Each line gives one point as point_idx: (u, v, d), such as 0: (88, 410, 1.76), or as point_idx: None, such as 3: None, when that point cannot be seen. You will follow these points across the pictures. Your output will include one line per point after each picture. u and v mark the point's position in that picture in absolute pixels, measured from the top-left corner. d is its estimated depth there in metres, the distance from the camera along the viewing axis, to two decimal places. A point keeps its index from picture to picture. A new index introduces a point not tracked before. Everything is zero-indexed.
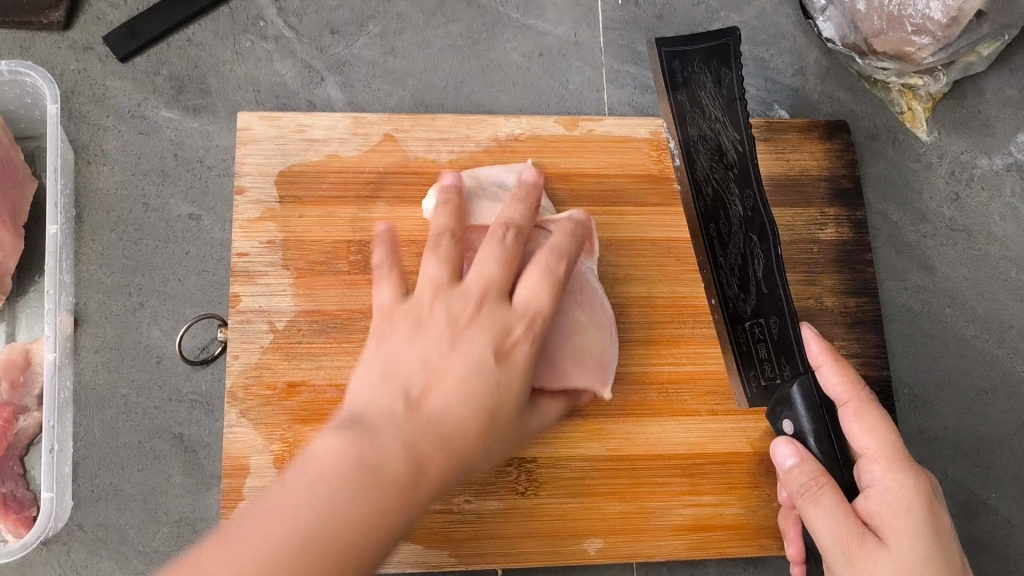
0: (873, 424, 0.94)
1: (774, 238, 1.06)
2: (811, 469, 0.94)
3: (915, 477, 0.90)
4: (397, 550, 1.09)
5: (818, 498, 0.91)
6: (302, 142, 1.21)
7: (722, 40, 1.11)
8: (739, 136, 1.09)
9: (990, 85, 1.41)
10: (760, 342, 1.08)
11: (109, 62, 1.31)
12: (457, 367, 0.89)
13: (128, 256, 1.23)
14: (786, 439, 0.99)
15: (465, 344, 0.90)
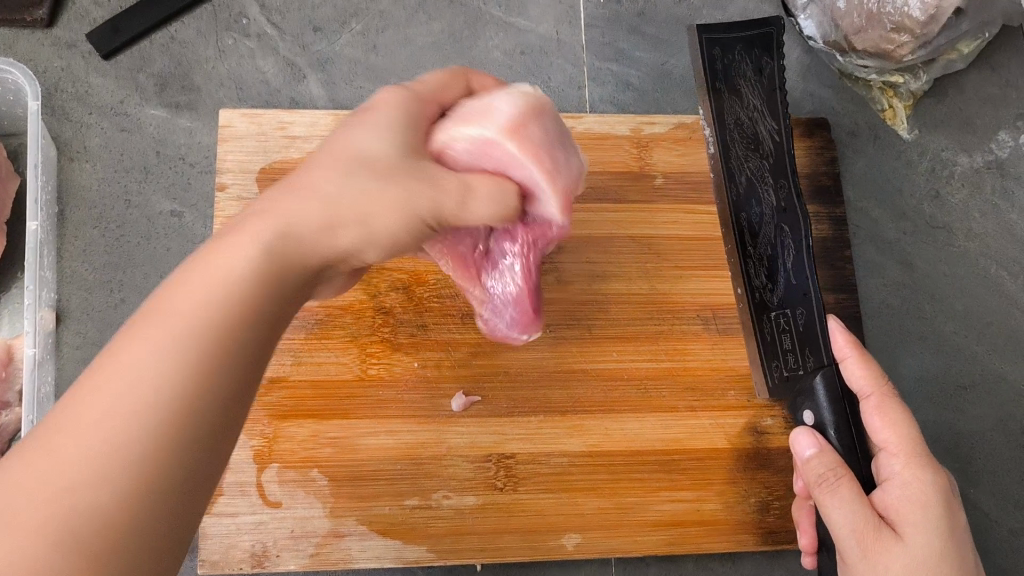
0: (895, 418, 0.95)
1: (806, 227, 1.11)
2: (829, 460, 0.94)
3: (934, 473, 0.91)
4: (376, 544, 1.10)
5: (836, 490, 0.91)
6: (284, 139, 1.22)
7: (764, 31, 1.15)
8: (777, 126, 1.13)
9: (971, 82, 1.42)
10: (785, 333, 1.13)
11: (92, 59, 1.31)
12: (365, 147, 0.82)
13: (111, 253, 1.23)
14: (807, 430, 0.99)
15: (372, 129, 0.84)
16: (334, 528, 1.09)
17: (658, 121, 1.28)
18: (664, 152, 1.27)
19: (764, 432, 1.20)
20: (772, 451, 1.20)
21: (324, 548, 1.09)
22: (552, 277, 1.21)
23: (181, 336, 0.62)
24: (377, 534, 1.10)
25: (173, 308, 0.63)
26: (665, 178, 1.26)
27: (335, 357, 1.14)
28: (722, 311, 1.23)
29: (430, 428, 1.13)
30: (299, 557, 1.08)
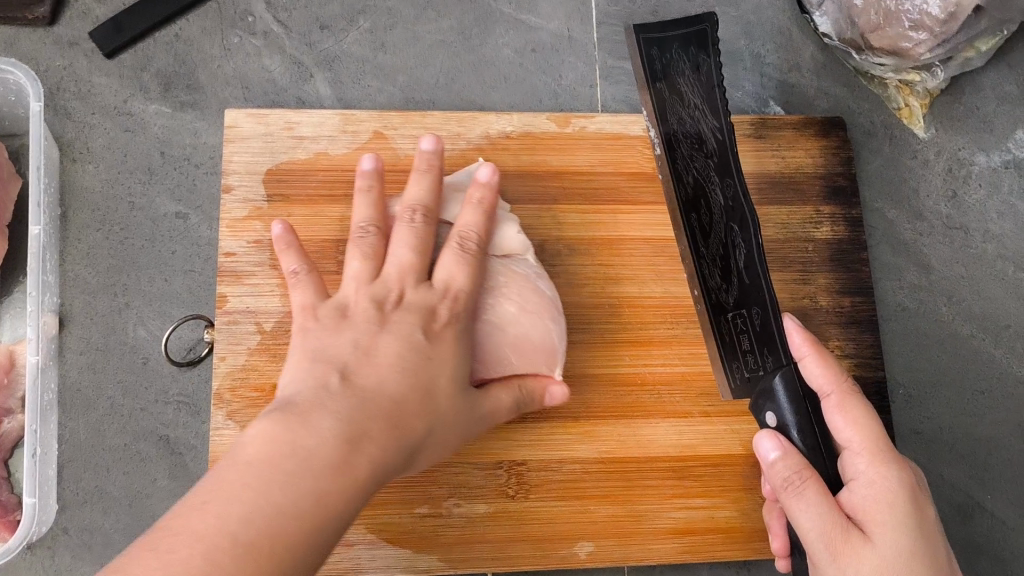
0: (857, 414, 0.93)
1: (755, 228, 1.00)
2: (794, 463, 0.91)
3: (898, 469, 0.89)
4: (386, 554, 1.08)
5: (803, 493, 0.89)
6: (290, 140, 1.20)
7: (700, 26, 1.04)
8: (719, 124, 1.03)
9: (988, 80, 1.39)
10: (743, 333, 1.05)
11: (95, 58, 1.29)
12: (377, 351, 0.90)
13: (114, 256, 1.21)
14: (769, 433, 0.96)
15: (391, 333, 0.92)
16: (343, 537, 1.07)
17: None
18: None
19: None
20: None
21: (333, 557, 1.06)
22: (563, 280, 1.18)
23: (232, 513, 0.68)
24: (387, 543, 1.08)
25: (232, 472, 0.73)
26: None
27: None
28: None
29: None
30: None
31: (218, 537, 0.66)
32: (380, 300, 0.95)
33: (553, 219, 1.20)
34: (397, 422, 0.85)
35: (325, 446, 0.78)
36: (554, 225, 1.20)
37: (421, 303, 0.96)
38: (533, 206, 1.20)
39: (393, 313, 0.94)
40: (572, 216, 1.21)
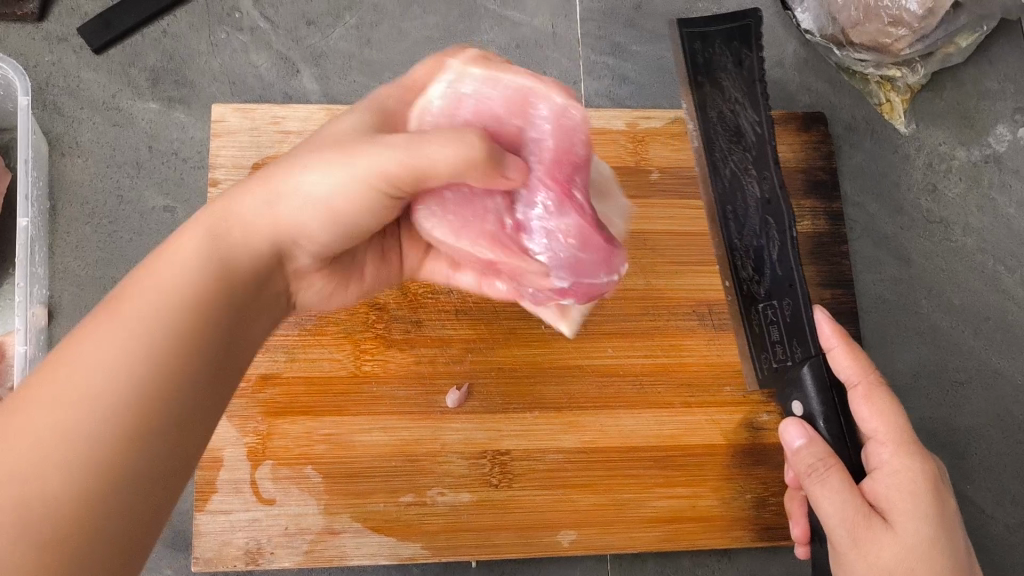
0: (884, 406, 0.94)
1: (792, 221, 1.05)
2: (819, 451, 0.94)
3: (922, 459, 0.91)
4: (371, 542, 1.09)
5: (825, 480, 0.91)
6: (277, 134, 1.21)
7: (744, 22, 1.09)
8: (759, 118, 1.07)
9: (968, 76, 1.41)
10: (772, 325, 1.06)
11: (84, 54, 1.30)
12: (306, 184, 0.80)
13: (103, 249, 1.23)
14: (795, 420, 0.98)
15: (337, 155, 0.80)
16: (329, 525, 1.09)
17: (654, 115, 1.27)
18: (660, 146, 1.26)
19: (761, 427, 1.19)
20: (768, 448, 1.19)
21: (318, 544, 1.08)
22: None
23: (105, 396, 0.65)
24: (373, 531, 1.10)
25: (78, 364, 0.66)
26: (661, 173, 1.25)
27: (329, 354, 1.12)
28: (717, 307, 1.22)
29: (430, 424, 1.13)
30: (293, 554, 1.08)
31: (77, 424, 0.64)
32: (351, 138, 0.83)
33: None
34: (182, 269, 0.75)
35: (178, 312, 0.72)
36: None
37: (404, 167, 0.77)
38: None
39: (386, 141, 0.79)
40: None
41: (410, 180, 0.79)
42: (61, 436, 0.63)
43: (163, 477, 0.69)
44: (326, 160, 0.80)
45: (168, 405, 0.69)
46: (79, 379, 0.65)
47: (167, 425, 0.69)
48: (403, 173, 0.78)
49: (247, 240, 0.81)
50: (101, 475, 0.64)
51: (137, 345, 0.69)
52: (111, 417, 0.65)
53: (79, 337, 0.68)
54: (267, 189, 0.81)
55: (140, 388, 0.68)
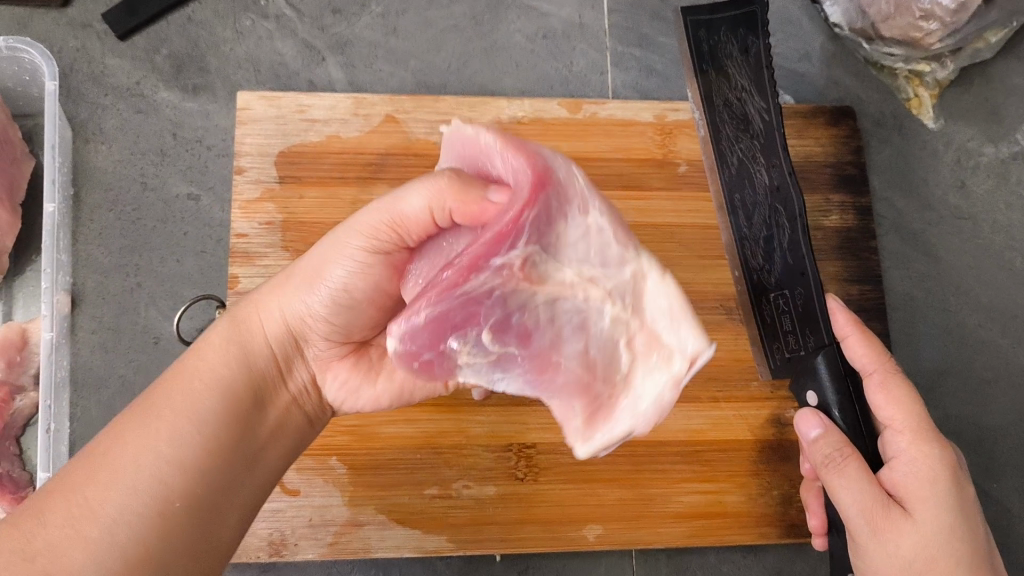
0: (901, 394, 0.92)
1: (800, 212, 1.01)
2: (835, 440, 0.91)
3: (940, 448, 0.89)
4: (395, 534, 1.09)
5: (843, 471, 0.89)
6: (303, 122, 1.20)
7: (750, 7, 1.04)
8: (765, 105, 1.03)
9: (998, 72, 1.40)
10: (785, 314, 1.07)
11: (108, 40, 1.29)
12: (316, 276, 0.88)
13: (126, 236, 1.22)
14: (811, 410, 0.95)
15: (342, 242, 0.87)
16: (353, 517, 1.08)
17: (683, 107, 1.26)
18: (688, 138, 1.25)
19: (788, 423, 1.18)
20: (795, 444, 1.18)
21: (343, 536, 1.08)
22: None
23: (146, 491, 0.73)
24: (396, 523, 1.09)
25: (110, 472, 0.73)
26: (690, 165, 1.24)
27: None
28: None
29: (455, 415, 1.12)
30: (317, 546, 1.07)
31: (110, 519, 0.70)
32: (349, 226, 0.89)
33: None
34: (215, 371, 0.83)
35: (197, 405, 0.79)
36: None
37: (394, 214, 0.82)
38: None
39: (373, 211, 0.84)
40: None
41: (401, 230, 0.83)
42: (89, 525, 0.70)
43: (184, 560, 0.74)
44: (332, 248, 0.88)
45: (186, 489, 0.75)
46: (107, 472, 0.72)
47: (187, 510, 0.75)
48: (387, 227, 0.83)
49: (266, 334, 0.88)
50: (129, 559, 0.70)
51: (160, 439, 0.75)
52: (129, 507, 0.71)
53: (113, 436, 0.76)
54: (276, 286, 0.89)
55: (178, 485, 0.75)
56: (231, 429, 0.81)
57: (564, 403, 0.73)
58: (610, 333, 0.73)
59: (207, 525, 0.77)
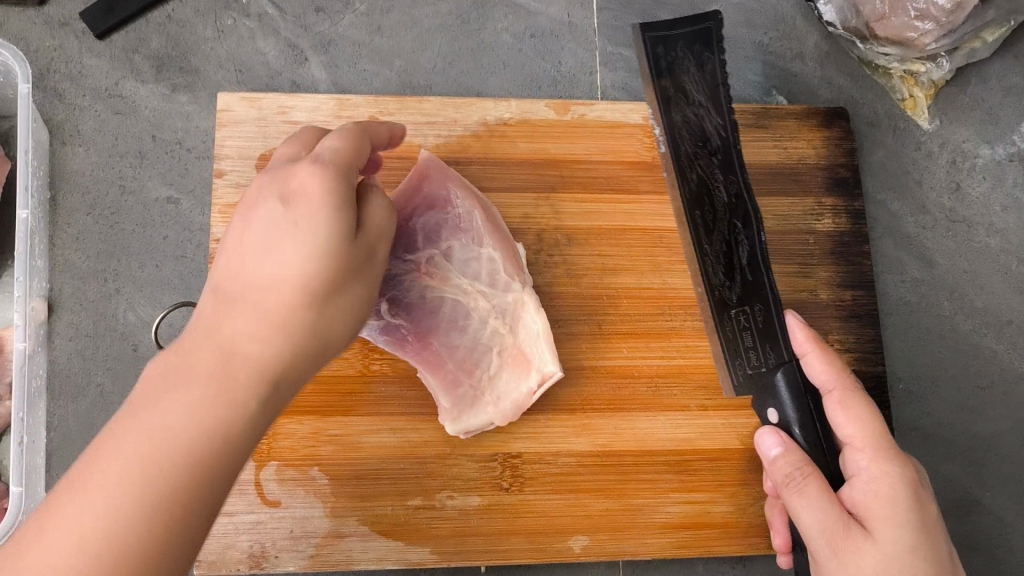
0: (857, 407, 0.92)
1: (758, 226, 0.97)
2: (796, 459, 0.91)
3: (901, 466, 0.88)
4: (378, 546, 1.07)
5: (804, 490, 0.88)
6: (284, 124, 1.17)
7: (707, 23, 0.99)
8: (722, 122, 0.99)
9: (995, 71, 1.37)
10: (746, 331, 1.01)
11: (86, 39, 1.26)
12: (273, 268, 0.74)
13: (105, 241, 1.19)
14: (771, 428, 0.95)
15: (304, 219, 0.75)
16: (334, 529, 1.06)
17: None
18: None
19: None
20: None
21: (324, 549, 1.06)
22: (561, 270, 1.17)
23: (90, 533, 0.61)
24: (379, 535, 1.07)
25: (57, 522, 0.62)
26: None
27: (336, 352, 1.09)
28: None
29: (438, 426, 1.10)
30: (298, 558, 1.05)
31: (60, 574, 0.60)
32: (282, 177, 0.78)
33: (551, 207, 1.19)
34: (188, 386, 0.69)
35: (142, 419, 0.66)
36: (552, 213, 1.19)
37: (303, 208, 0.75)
38: (529, 194, 1.19)
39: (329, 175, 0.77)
40: (572, 205, 1.20)
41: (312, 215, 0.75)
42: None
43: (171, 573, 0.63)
44: (291, 228, 0.75)
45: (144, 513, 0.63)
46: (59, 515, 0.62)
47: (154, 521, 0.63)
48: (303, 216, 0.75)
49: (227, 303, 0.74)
50: None
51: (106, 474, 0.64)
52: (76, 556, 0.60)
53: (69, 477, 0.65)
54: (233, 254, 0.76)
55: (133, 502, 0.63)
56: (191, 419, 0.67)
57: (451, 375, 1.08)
58: (489, 341, 1.10)
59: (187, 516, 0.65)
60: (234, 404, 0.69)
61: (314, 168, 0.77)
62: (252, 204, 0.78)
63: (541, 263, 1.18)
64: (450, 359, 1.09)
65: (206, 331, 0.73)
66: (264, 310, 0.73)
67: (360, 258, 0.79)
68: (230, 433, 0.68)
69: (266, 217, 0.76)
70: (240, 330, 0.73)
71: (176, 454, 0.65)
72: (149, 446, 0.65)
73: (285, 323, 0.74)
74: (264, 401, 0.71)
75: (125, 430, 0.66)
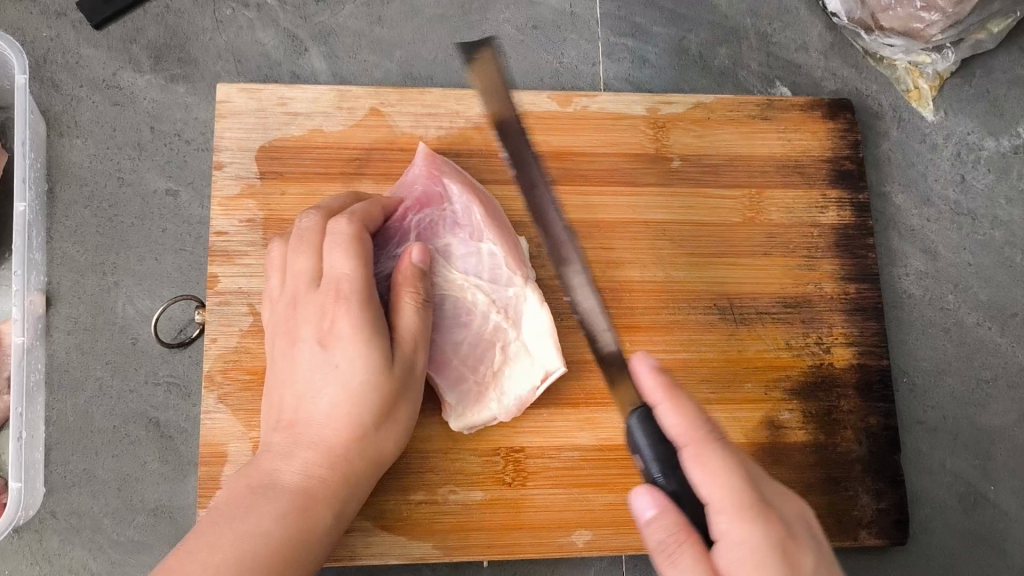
0: (712, 457, 0.70)
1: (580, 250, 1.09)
2: (669, 523, 0.71)
3: (772, 527, 0.67)
4: (380, 541, 1.06)
5: (676, 562, 0.69)
6: (284, 116, 1.16)
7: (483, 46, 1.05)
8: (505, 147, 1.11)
9: (1000, 62, 1.36)
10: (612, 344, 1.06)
11: (83, 29, 1.25)
12: (327, 407, 0.88)
13: (103, 233, 1.18)
14: (643, 487, 0.73)
15: (343, 357, 0.88)
16: None
17: (675, 100, 1.23)
18: (681, 132, 1.22)
19: (783, 426, 1.15)
20: (789, 447, 1.14)
21: None
22: None
23: None
24: (381, 530, 1.06)
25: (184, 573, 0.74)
26: (682, 160, 1.21)
27: None
28: (738, 300, 1.18)
29: (441, 420, 1.09)
30: None
31: None
32: (318, 314, 0.91)
33: (553, 200, 1.18)
34: (276, 498, 0.84)
35: (253, 493, 0.84)
36: None
37: (340, 338, 0.89)
38: None
39: (359, 314, 0.89)
40: (575, 197, 1.19)
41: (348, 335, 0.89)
42: None
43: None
44: (334, 372, 0.88)
45: None
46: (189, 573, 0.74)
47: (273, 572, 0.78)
48: (345, 339, 0.89)
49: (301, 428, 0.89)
50: None
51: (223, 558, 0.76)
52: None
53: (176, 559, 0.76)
54: (292, 382, 0.91)
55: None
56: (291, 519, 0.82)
57: (454, 371, 1.06)
58: (491, 338, 1.08)
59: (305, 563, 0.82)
60: (315, 521, 0.85)
61: (343, 309, 0.90)
62: (296, 346, 0.92)
63: (543, 256, 1.17)
64: (454, 358, 1.07)
65: (285, 443, 0.89)
66: (324, 447, 0.88)
67: (405, 376, 0.92)
68: (312, 539, 0.84)
69: (309, 360, 0.90)
70: (305, 462, 0.87)
71: (268, 559, 0.78)
72: (264, 538, 0.79)
73: (343, 455, 0.89)
74: (336, 517, 0.88)
75: (244, 506, 0.82)
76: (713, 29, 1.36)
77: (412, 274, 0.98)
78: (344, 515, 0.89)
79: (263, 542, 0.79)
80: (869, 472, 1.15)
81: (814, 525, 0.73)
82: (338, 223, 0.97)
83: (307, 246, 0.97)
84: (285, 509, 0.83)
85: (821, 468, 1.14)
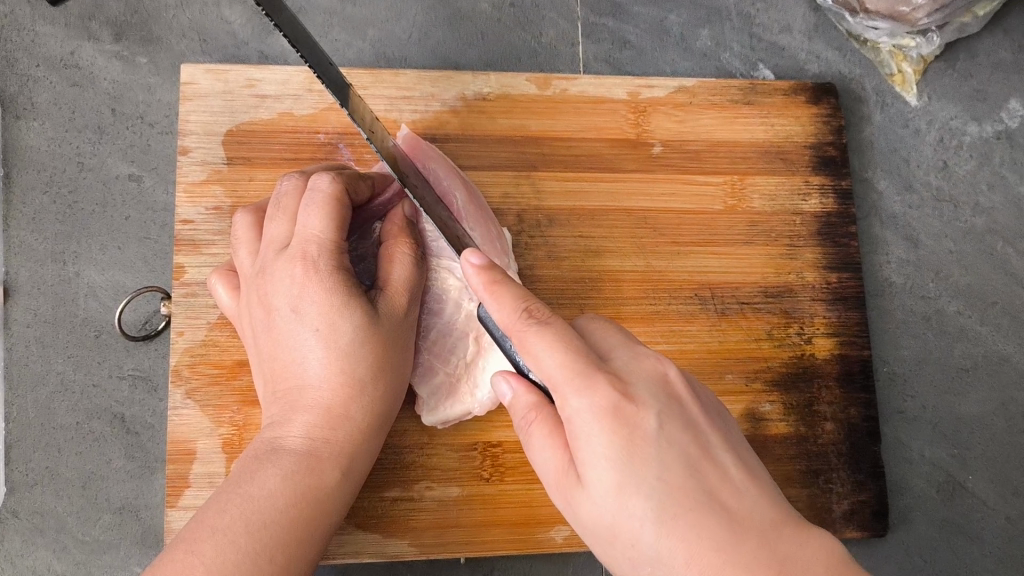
0: (536, 339, 0.68)
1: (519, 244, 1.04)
2: (522, 403, 0.74)
3: (599, 392, 0.65)
4: (355, 539, 1.03)
5: (528, 438, 0.72)
6: (252, 98, 1.12)
7: None
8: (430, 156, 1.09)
9: (984, 46, 1.34)
10: None
11: (38, 5, 1.19)
12: (320, 368, 0.87)
13: (62, 221, 1.13)
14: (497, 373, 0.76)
15: (324, 320, 0.87)
16: None
17: (657, 84, 1.19)
18: (663, 117, 1.19)
19: (763, 418, 1.13)
20: (771, 440, 1.13)
21: None
22: (542, 253, 1.14)
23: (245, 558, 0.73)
24: (357, 528, 1.04)
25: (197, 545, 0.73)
26: (664, 147, 1.18)
27: None
28: (719, 289, 1.16)
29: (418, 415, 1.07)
30: None
31: None
32: (288, 278, 0.88)
33: (531, 186, 1.15)
34: (279, 461, 0.82)
35: (257, 460, 0.83)
36: (532, 193, 1.15)
37: (318, 297, 0.87)
38: (508, 173, 1.15)
39: (330, 278, 0.88)
40: (551, 182, 1.16)
41: (325, 293, 0.87)
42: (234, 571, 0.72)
43: (309, 558, 0.80)
44: (314, 334, 0.87)
45: (270, 559, 0.75)
46: (203, 545, 0.73)
47: (285, 540, 0.77)
48: (320, 297, 0.87)
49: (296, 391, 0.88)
50: None
51: (235, 528, 0.75)
52: (238, 551, 0.73)
53: (188, 532, 0.75)
54: (280, 352, 0.89)
55: (261, 554, 0.74)
56: (298, 482, 0.81)
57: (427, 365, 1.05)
58: (465, 327, 1.05)
59: (318, 521, 0.81)
60: (321, 483, 0.83)
61: (315, 274, 0.88)
62: (270, 315, 0.89)
63: (522, 245, 1.14)
64: (425, 347, 1.05)
65: (285, 408, 0.87)
66: (323, 408, 0.87)
67: (394, 327, 0.92)
68: (321, 501, 0.83)
69: (288, 328, 0.88)
70: (305, 425, 0.86)
71: (280, 521, 0.78)
72: (277, 504, 0.79)
73: (343, 414, 0.87)
74: (345, 472, 0.86)
75: (251, 472, 0.81)
76: (695, 9, 1.33)
77: (400, 230, 1.00)
78: (354, 477, 0.88)
79: (274, 509, 0.78)
80: (846, 464, 1.13)
81: (669, 376, 0.70)
82: (316, 182, 0.93)
83: (284, 212, 0.94)
84: (291, 469, 0.82)
85: (801, 460, 1.13)
